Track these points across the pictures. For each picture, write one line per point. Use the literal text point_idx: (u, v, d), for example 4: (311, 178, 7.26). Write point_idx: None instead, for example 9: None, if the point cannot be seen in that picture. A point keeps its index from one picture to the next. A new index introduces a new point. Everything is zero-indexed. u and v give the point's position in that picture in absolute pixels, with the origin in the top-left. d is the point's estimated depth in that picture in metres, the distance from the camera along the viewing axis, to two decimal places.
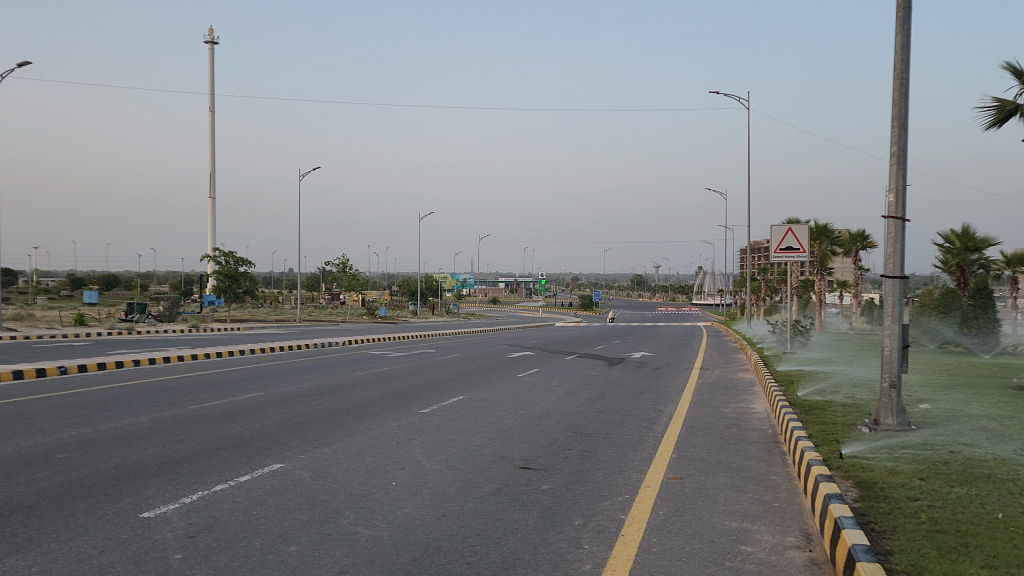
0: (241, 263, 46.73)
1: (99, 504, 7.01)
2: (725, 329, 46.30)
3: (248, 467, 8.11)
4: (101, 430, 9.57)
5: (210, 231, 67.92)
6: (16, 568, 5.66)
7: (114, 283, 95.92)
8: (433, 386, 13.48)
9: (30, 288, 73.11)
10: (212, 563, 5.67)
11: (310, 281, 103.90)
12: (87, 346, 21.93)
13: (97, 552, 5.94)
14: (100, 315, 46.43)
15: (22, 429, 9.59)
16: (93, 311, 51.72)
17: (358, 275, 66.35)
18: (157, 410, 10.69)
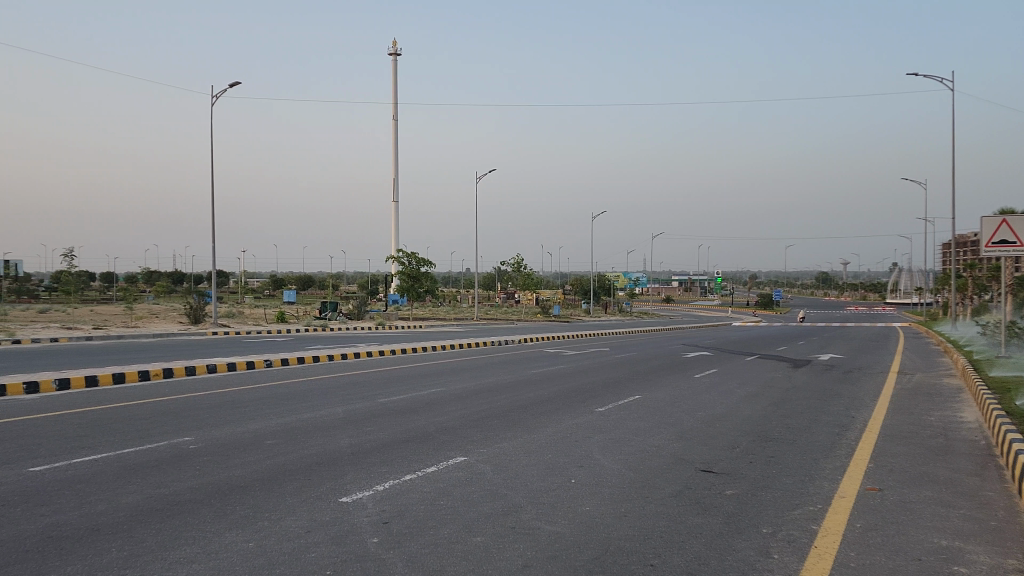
0: (423, 263, 48.84)
1: (304, 487, 7.61)
2: (927, 331, 42.67)
3: (434, 458, 8.49)
4: (302, 420, 10.36)
5: (394, 234, 71.57)
6: (235, 542, 6.26)
7: (310, 283, 103.43)
8: (609, 385, 13.47)
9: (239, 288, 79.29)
10: (404, 549, 5.98)
11: (486, 281, 106.68)
12: (288, 341, 23.85)
13: (303, 531, 6.44)
14: (298, 313, 50.25)
15: (236, 416, 10.57)
16: (292, 309, 55.96)
17: (532, 274, 67.38)
18: (350, 402, 11.42)
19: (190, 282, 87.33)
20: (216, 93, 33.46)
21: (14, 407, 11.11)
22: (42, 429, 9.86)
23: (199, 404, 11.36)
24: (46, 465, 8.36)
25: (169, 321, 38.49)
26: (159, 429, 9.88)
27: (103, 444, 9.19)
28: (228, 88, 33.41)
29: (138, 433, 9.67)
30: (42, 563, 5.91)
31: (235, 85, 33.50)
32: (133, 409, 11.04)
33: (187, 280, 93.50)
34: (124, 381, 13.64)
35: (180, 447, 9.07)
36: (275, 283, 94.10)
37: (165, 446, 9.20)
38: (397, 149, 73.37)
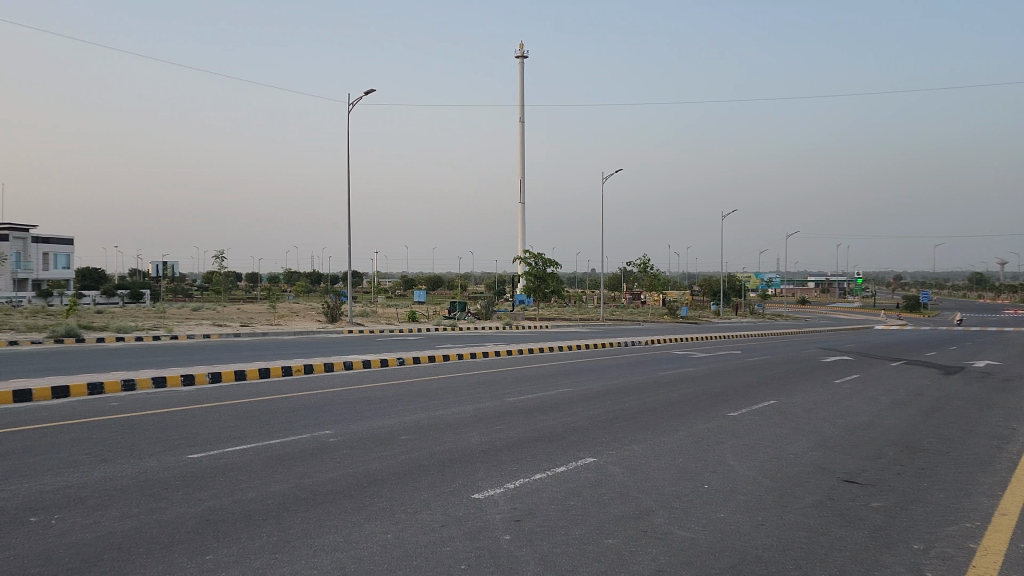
0: (550, 263, 49.17)
1: (438, 482, 7.83)
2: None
3: (563, 458, 8.52)
4: (434, 417, 10.66)
5: (520, 235, 72.45)
6: (375, 533, 6.52)
7: (439, 282, 106.33)
8: (742, 389, 13.09)
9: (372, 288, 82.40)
10: (536, 547, 6.04)
11: (612, 282, 106.02)
12: (420, 340, 24.60)
13: (438, 525, 6.63)
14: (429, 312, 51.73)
15: (372, 411, 11.00)
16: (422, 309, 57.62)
17: (659, 275, 66.44)
18: (480, 401, 11.65)
19: (328, 282, 91.57)
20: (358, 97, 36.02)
21: (172, 398, 12.01)
22: (199, 419, 10.60)
23: (337, 399, 11.90)
24: (202, 453, 8.98)
25: (308, 319, 40.53)
26: (301, 421, 10.42)
27: (252, 435, 9.78)
28: (364, 94, 35.45)
29: (283, 425, 10.22)
30: (201, 543, 6.36)
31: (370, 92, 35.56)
32: (277, 402, 11.70)
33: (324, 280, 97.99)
34: (269, 375, 14.48)
35: (321, 439, 9.52)
36: (405, 282, 97.40)
37: (308, 438, 9.69)
38: (523, 151, 74.10)
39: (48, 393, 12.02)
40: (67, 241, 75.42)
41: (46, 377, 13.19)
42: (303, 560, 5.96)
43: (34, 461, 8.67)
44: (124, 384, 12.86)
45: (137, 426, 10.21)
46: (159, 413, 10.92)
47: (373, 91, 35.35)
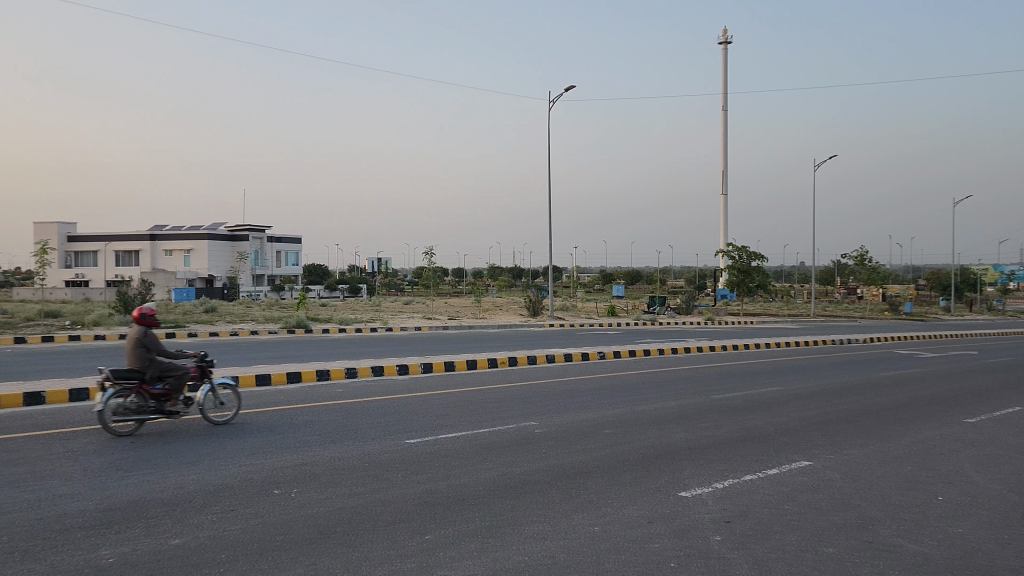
0: (754, 256, 47.25)
1: (643, 477, 7.77)
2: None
3: (775, 460, 8.16)
4: (638, 411, 10.61)
5: (722, 228, 70.27)
6: (583, 524, 6.59)
7: (638, 277, 105.70)
8: (981, 393, 11.85)
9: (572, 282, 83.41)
10: (750, 551, 5.83)
11: (823, 275, 99.90)
12: (621, 335, 24.60)
13: (645, 521, 6.58)
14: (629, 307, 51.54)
15: (575, 404, 11.14)
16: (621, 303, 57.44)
17: (878, 268, 61.69)
18: (684, 397, 11.44)
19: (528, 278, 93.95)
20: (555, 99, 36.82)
21: (389, 386, 12.85)
22: (414, 406, 11.26)
23: (541, 391, 12.17)
24: (418, 438, 9.54)
25: (512, 312, 41.75)
26: (508, 412, 10.77)
27: (462, 423, 10.24)
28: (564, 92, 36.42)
29: (491, 416, 10.61)
30: (420, 524, 6.75)
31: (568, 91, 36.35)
32: (485, 393, 12.16)
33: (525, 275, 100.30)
34: (476, 367, 15.07)
35: (527, 430, 9.78)
36: (604, 277, 97.69)
37: (515, 429, 9.99)
38: (726, 142, 71.27)
39: (284, 377, 13.37)
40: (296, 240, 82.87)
41: (282, 364, 14.60)
42: (514, 545, 6.14)
43: (275, 439, 9.62)
44: (347, 372, 13.95)
45: (360, 411, 11.02)
46: (378, 400, 11.72)
47: (574, 87, 36.77)
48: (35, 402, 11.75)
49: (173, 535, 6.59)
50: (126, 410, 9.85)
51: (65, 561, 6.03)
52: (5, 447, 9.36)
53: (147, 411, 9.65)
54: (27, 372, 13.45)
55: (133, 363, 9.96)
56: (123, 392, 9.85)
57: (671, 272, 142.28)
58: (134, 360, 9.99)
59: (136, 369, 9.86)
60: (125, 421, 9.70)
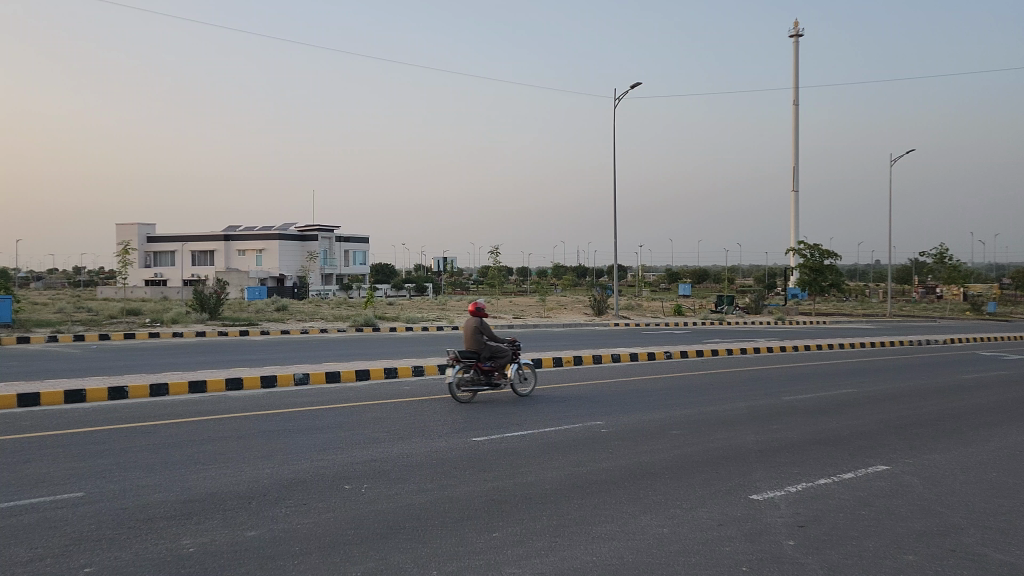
0: (827, 254, 46.05)
1: (713, 479, 7.65)
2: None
3: (850, 464, 7.94)
4: (706, 412, 10.45)
5: (792, 225, 68.69)
6: (651, 525, 6.53)
7: (705, 276, 104.16)
8: None
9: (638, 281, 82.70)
10: (824, 556, 5.69)
11: (899, 273, 96.71)
12: (688, 334, 24.28)
13: (715, 524, 6.48)
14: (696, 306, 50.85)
15: (642, 404, 11.04)
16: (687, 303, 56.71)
17: (959, 266, 59.37)
18: (753, 398, 11.23)
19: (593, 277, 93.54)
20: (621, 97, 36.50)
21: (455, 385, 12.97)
22: (480, 404, 11.34)
23: (607, 391, 12.10)
24: (484, 437, 9.59)
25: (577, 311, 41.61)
26: (574, 411, 10.74)
27: (528, 422, 10.27)
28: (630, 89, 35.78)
29: (557, 415, 10.61)
30: (488, 521, 6.79)
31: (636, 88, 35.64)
32: (551, 392, 12.16)
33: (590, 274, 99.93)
34: (541, 366, 15.09)
35: (593, 430, 9.74)
36: (670, 276, 96.60)
37: (581, 428, 9.96)
38: (797, 137, 69.65)
39: (352, 375, 13.63)
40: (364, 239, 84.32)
41: (351, 362, 14.87)
42: (582, 545, 6.13)
43: (345, 435, 9.81)
44: (414, 370, 14.12)
45: (427, 409, 11.14)
46: (444, 398, 11.83)
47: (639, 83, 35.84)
48: (118, 396, 12.26)
49: (249, 527, 6.78)
50: (464, 381, 11.49)
51: (148, 550, 6.27)
52: (91, 439, 9.78)
53: (486, 387, 11.23)
54: (111, 367, 14.03)
55: (471, 344, 11.55)
56: (462, 367, 11.48)
57: (739, 270, 139.75)
58: (469, 340, 11.59)
59: (475, 349, 11.46)
60: (465, 391, 11.32)
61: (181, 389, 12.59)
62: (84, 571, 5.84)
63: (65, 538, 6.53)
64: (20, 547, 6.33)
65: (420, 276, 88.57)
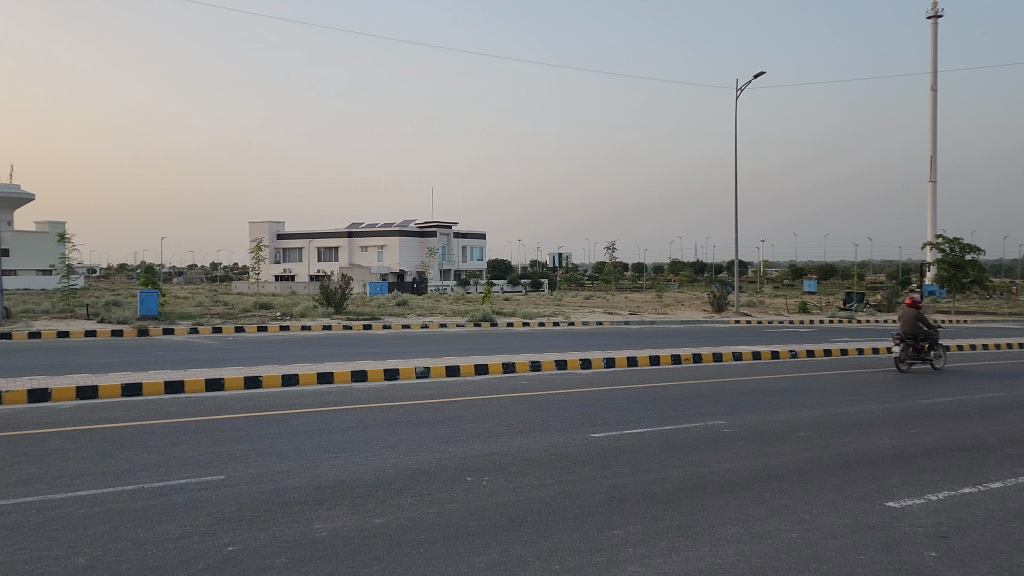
0: (969, 250, 43.27)
1: (845, 485, 7.33)
2: None
3: (998, 473, 7.43)
4: (836, 414, 10.03)
5: (929, 218, 64.84)
6: (780, 530, 6.32)
7: (831, 272, 99.94)
8: None
9: (759, 277, 80.27)
10: (972, 570, 5.34)
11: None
12: (817, 332, 23.35)
13: (848, 531, 6.22)
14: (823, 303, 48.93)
15: (767, 405, 10.71)
16: (814, 300, 54.58)
17: None
18: (888, 401, 10.69)
19: (712, 273, 91.49)
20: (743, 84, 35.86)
21: (572, 380, 13.00)
22: (598, 401, 11.31)
23: (728, 390, 11.81)
24: (603, 433, 9.56)
25: (697, 308, 40.86)
26: (695, 410, 10.53)
27: (647, 419, 10.16)
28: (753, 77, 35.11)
29: (676, 413, 10.44)
30: (608, 518, 6.75)
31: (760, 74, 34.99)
32: (670, 389, 11.98)
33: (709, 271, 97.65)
34: (659, 363, 14.90)
35: (716, 429, 9.53)
36: (794, 272, 93.24)
37: (702, 428, 9.76)
38: (935, 125, 65.62)
39: (471, 369, 13.87)
40: (480, 235, 85.48)
41: (471, 356, 15.15)
42: (706, 547, 6.01)
43: (466, 428, 10.00)
44: (531, 365, 14.23)
45: (545, 404, 11.20)
46: (562, 393, 11.87)
47: (763, 72, 34.94)
48: (253, 385, 12.96)
49: (376, 515, 7.01)
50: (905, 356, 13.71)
51: (283, 532, 6.60)
52: (231, 425, 10.39)
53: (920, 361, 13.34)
54: (247, 358, 14.85)
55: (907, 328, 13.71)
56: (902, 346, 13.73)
57: (867, 266, 133.26)
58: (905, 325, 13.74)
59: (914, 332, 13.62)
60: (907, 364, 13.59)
61: (311, 379, 13.18)
62: (227, 549, 6.20)
63: (207, 517, 6.96)
64: (169, 524, 6.79)
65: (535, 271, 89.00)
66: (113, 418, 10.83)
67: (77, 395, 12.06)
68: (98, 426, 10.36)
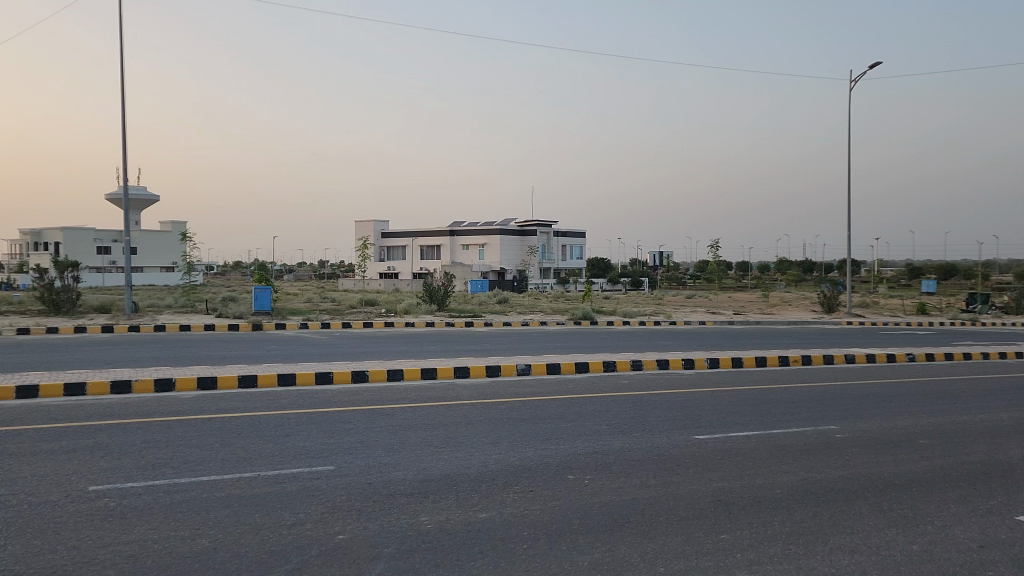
0: None
1: (971, 497, 6.94)
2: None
3: None
4: (959, 422, 9.50)
5: None
6: (899, 541, 6.05)
7: (951, 271, 94.62)
8: None
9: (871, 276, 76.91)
10: None
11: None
12: (938, 335, 22.14)
13: (975, 545, 5.88)
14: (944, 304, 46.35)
15: (883, 410, 10.26)
16: (933, 301, 51.74)
17: None
18: (1018, 409, 10.05)
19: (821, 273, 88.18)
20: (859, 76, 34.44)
21: (675, 380, 12.81)
22: (702, 402, 11.10)
23: (840, 394, 11.38)
24: (708, 435, 9.38)
25: (806, 309, 39.51)
26: (805, 414, 10.20)
27: (754, 422, 9.91)
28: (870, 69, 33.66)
29: (785, 416, 10.14)
30: (716, 522, 6.62)
31: (877, 64, 33.50)
32: (778, 392, 11.64)
33: (817, 270, 94.10)
34: (766, 365, 14.49)
35: (828, 435, 9.20)
36: (910, 271, 88.85)
37: (813, 432, 9.44)
38: None
39: (572, 367, 13.87)
40: (579, 233, 85.25)
41: (572, 355, 15.15)
42: (819, 556, 5.81)
43: (568, 426, 10.01)
44: (633, 364, 14.11)
45: (647, 404, 11.08)
46: (665, 393, 11.72)
47: (881, 62, 33.42)
48: (361, 379, 13.37)
49: (480, 510, 7.11)
50: None
51: (392, 523, 6.78)
52: (340, 418, 10.75)
53: None
54: (355, 353, 15.33)
55: None
56: None
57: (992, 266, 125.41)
58: None
59: None
60: None
61: (415, 375, 13.49)
62: (339, 538, 6.42)
63: (321, 506, 7.23)
64: (284, 511, 7.09)
65: (635, 270, 88.07)
66: (231, 407, 11.39)
67: (199, 386, 12.75)
68: (218, 415, 10.92)
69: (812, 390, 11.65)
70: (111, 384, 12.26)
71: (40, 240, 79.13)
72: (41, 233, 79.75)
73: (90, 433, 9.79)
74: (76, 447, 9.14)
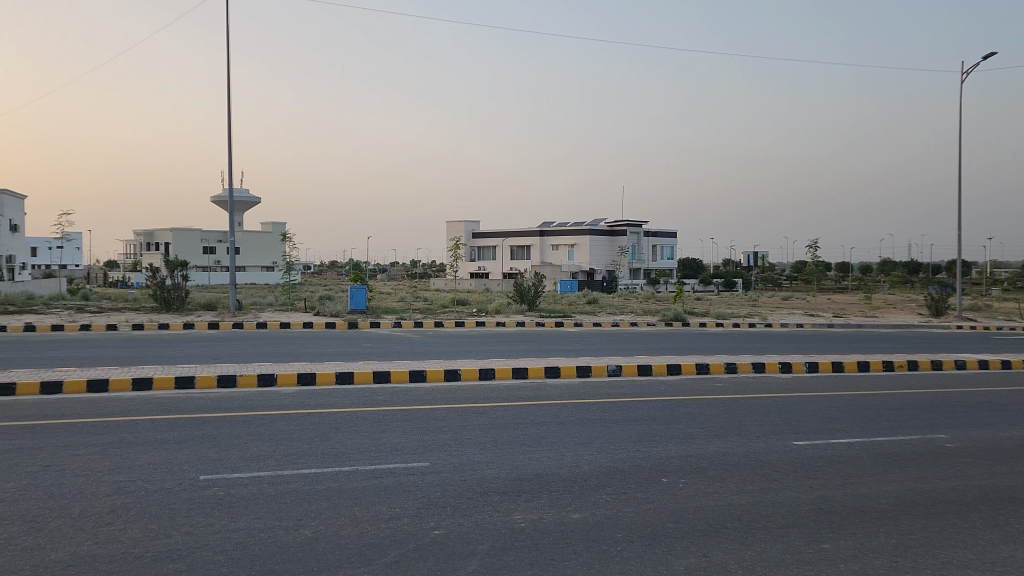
0: None
1: None
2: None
3: None
4: None
5: None
6: (1017, 558, 5.75)
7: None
8: None
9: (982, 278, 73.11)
10: None
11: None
12: None
13: None
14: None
15: (998, 419, 9.75)
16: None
17: None
18: None
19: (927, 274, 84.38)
20: (968, 68, 33.90)
21: (772, 384, 12.51)
22: (800, 407, 10.80)
23: (949, 401, 10.86)
24: (808, 441, 9.12)
25: (910, 312, 37.98)
26: (911, 421, 9.79)
27: (857, 428, 9.57)
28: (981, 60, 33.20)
29: (889, 423, 9.76)
30: (817, 531, 6.43)
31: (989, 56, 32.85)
32: (882, 398, 11.21)
33: (923, 271, 89.92)
34: (868, 369, 13.98)
35: (937, 444, 8.80)
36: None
37: (920, 440, 9.04)
38: None
39: (664, 369, 13.70)
40: (670, 234, 84.23)
41: (662, 356, 15.02)
42: (929, 570, 5.58)
43: (661, 428, 9.91)
44: (727, 367, 13.83)
45: (742, 407, 10.86)
46: (762, 397, 11.45)
47: (992, 54, 32.75)
48: (453, 377, 13.58)
49: (573, 510, 7.12)
50: None
51: (485, 520, 6.86)
52: (433, 415, 10.95)
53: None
54: (447, 351, 15.59)
55: None
56: None
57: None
58: None
59: None
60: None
61: (506, 374, 13.60)
62: (435, 533, 6.55)
63: (416, 501, 7.39)
64: (382, 505, 7.28)
65: (728, 270, 86.29)
66: (329, 403, 11.77)
67: (298, 381, 13.22)
68: (317, 410, 11.31)
69: (919, 397, 11.17)
70: (217, 378, 12.85)
71: (153, 240, 83.52)
72: (153, 234, 84.18)
73: (199, 425, 10.29)
74: (187, 437, 9.62)
